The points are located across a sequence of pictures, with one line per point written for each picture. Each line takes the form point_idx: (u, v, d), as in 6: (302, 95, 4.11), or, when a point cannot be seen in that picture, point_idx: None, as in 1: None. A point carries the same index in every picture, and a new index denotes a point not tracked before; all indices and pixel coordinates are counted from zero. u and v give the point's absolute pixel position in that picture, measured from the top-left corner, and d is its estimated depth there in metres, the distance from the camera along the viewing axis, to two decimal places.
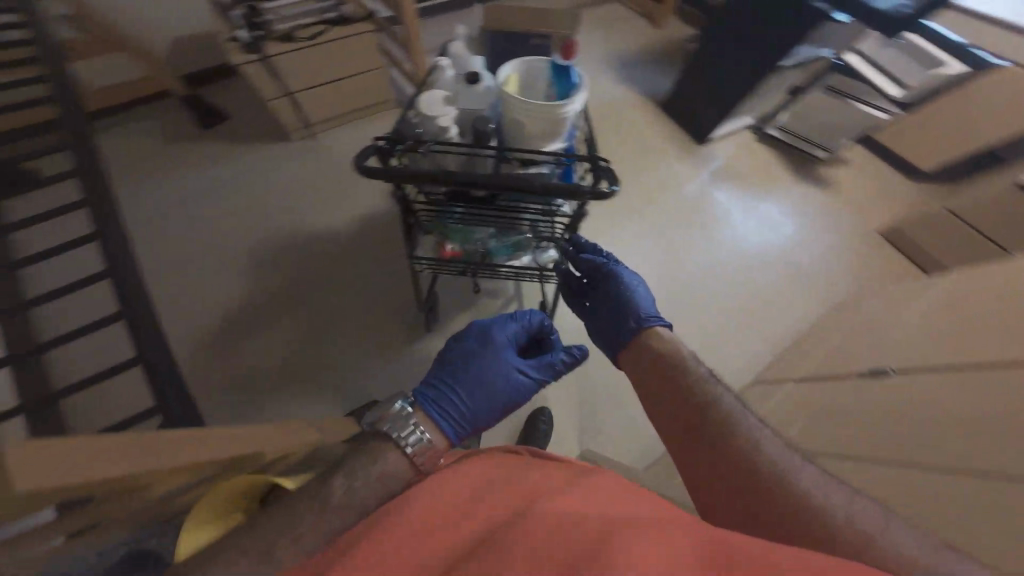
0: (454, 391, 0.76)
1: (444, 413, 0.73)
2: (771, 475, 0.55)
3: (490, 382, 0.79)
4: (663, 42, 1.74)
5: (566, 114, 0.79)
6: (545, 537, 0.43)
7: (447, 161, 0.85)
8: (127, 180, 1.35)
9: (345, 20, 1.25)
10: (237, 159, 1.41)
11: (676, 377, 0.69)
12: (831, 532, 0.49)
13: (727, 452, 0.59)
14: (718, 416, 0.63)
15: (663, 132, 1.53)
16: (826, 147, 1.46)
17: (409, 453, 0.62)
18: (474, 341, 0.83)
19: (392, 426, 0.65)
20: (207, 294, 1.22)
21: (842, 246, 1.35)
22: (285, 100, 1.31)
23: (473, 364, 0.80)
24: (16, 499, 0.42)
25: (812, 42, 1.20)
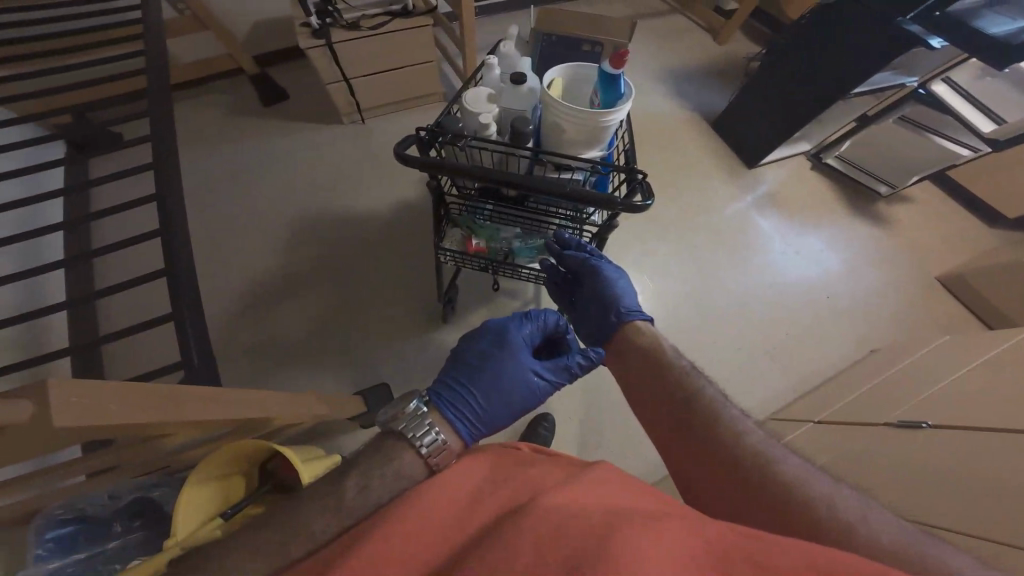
0: (469, 393, 0.71)
1: (460, 415, 0.69)
2: (755, 467, 0.53)
3: (506, 385, 0.74)
4: (719, 62, 1.72)
5: (610, 123, 0.74)
6: (547, 530, 0.41)
7: (482, 157, 0.83)
8: (190, 147, 1.40)
9: (407, 13, 1.27)
10: (284, 135, 1.45)
11: (660, 372, 0.65)
12: (816, 525, 0.47)
13: (713, 447, 0.57)
14: (698, 408, 0.60)
15: (708, 151, 1.51)
16: (892, 182, 1.39)
17: (424, 454, 0.58)
18: (490, 342, 0.77)
19: (406, 426, 0.61)
20: (241, 260, 1.25)
21: (894, 287, 1.30)
22: (343, 85, 1.35)
23: (489, 367, 0.74)
24: (51, 438, 0.42)
25: (891, 68, 1.16)
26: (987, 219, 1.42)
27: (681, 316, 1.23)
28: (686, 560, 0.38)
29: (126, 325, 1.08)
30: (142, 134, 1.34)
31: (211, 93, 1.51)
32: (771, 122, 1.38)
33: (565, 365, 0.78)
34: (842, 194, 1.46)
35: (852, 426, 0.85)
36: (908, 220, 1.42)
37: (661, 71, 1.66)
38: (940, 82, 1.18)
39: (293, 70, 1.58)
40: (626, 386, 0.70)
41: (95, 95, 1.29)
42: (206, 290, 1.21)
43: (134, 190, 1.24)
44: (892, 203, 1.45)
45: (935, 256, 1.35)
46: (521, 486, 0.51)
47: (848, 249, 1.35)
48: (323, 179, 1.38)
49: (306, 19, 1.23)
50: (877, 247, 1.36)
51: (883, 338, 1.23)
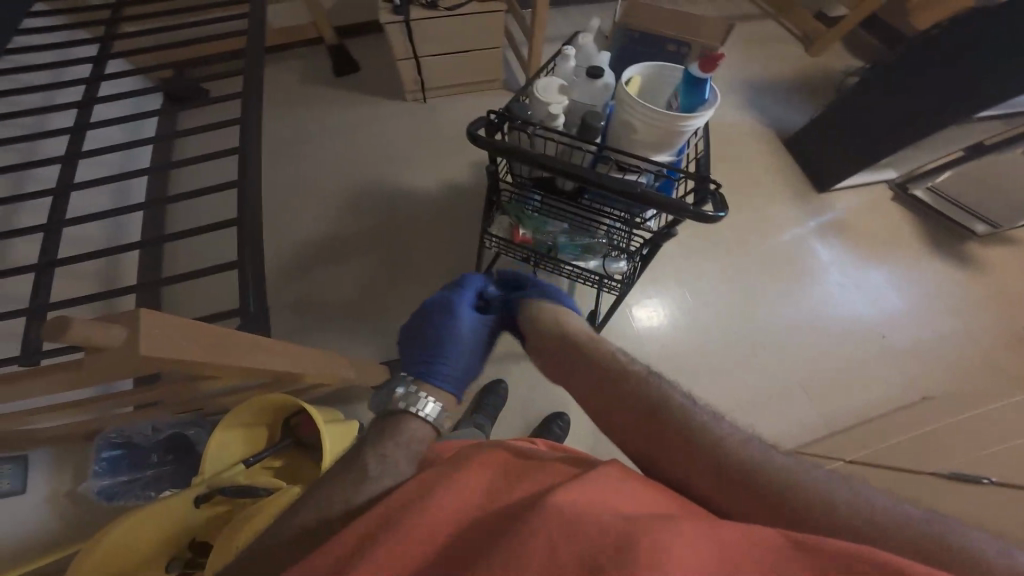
0: (443, 357, 0.75)
1: (435, 372, 0.73)
2: (738, 458, 0.50)
3: (469, 339, 0.78)
4: (802, 76, 1.63)
5: (687, 128, 0.71)
6: (562, 537, 0.38)
7: (543, 148, 0.82)
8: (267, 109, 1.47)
9: None
10: (348, 105, 1.48)
11: (619, 380, 0.65)
12: (807, 511, 0.45)
13: (690, 447, 0.53)
14: (661, 412, 0.58)
15: (775, 168, 1.45)
16: (991, 221, 1.29)
17: (432, 421, 0.66)
18: (438, 313, 0.80)
19: (405, 401, 0.67)
20: (294, 221, 1.30)
21: (963, 334, 1.21)
22: (412, 62, 1.36)
23: (446, 333, 0.77)
24: (135, 366, 0.47)
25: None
26: None
27: (725, 334, 1.20)
28: (699, 550, 0.36)
29: (192, 269, 1.14)
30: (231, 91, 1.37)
31: (288, 59, 1.57)
32: (850, 145, 1.32)
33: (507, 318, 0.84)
34: (924, 230, 1.35)
35: (898, 473, 0.77)
36: (995, 265, 1.31)
37: (742, 79, 1.60)
38: None
39: (370, 42, 1.61)
40: (584, 396, 0.68)
41: (197, 52, 1.34)
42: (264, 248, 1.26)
43: (213, 144, 1.29)
44: (986, 244, 1.34)
45: (1019, 307, 1.25)
46: (530, 486, 0.49)
47: (920, 287, 1.27)
48: (380, 153, 1.41)
49: None
50: (955, 289, 1.27)
51: (943, 385, 1.14)
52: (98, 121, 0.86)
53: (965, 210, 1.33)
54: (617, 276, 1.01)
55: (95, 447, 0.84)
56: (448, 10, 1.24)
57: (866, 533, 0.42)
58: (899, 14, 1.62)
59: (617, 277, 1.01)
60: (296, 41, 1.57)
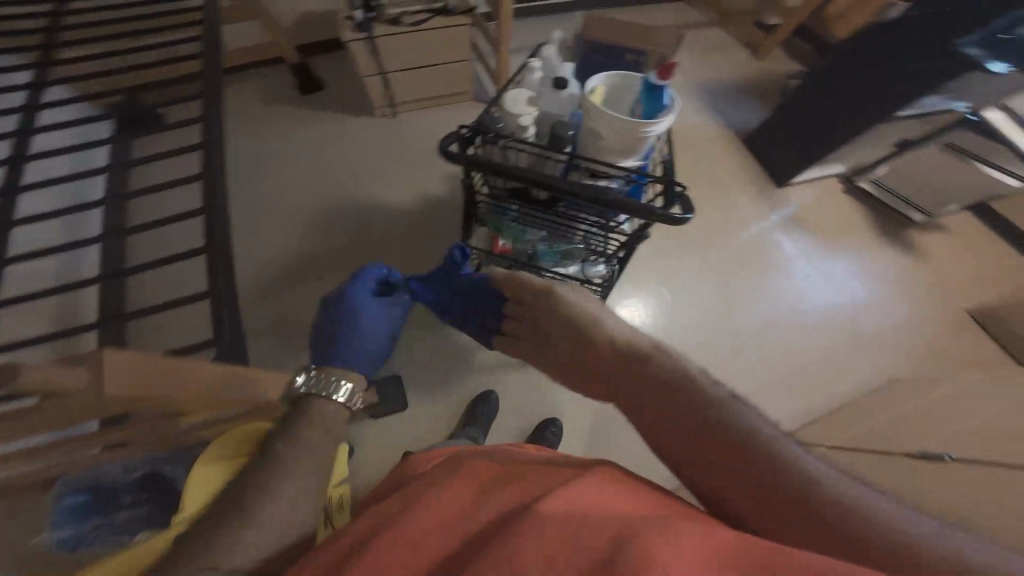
0: (350, 343, 0.87)
1: (354, 355, 0.87)
2: (783, 476, 0.44)
3: (368, 325, 0.89)
4: (755, 78, 1.71)
5: (650, 134, 0.73)
6: (556, 542, 0.39)
7: (515, 159, 0.83)
8: (231, 129, 1.44)
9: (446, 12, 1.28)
10: (317, 123, 1.47)
11: (658, 376, 0.56)
12: (865, 533, 0.40)
13: (733, 459, 0.47)
14: (717, 414, 0.49)
15: (736, 166, 1.51)
16: (925, 211, 1.38)
17: (346, 402, 0.76)
18: (340, 307, 0.89)
19: (318, 385, 0.74)
20: (266, 243, 1.27)
21: (920, 317, 1.28)
22: (379, 78, 1.36)
23: (349, 321, 0.88)
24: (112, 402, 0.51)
25: (942, 96, 1.13)
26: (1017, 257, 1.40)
27: (701, 331, 1.23)
28: (687, 551, 0.36)
29: (159, 301, 1.10)
30: (191, 115, 1.34)
31: (251, 78, 1.54)
32: (803, 142, 1.38)
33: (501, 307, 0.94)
34: (876, 219, 1.43)
35: (874, 456, 0.80)
36: (941, 249, 1.39)
37: (696, 85, 1.66)
38: (993, 109, 1.17)
39: (334, 59, 1.60)
40: (615, 391, 0.62)
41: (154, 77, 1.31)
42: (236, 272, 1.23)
43: (175, 169, 1.25)
44: (932, 230, 1.42)
45: (968, 288, 1.33)
46: (525, 489, 0.49)
47: (873, 277, 1.33)
48: (350, 170, 1.40)
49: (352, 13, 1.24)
50: (909, 274, 1.34)
51: (900, 370, 1.21)
52: (47, 153, 0.83)
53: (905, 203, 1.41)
54: (597, 279, 1.04)
55: (57, 496, 0.79)
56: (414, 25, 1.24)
57: (913, 554, 0.38)
58: (823, 23, 1.71)
59: (597, 280, 1.05)
60: (257, 60, 1.53)
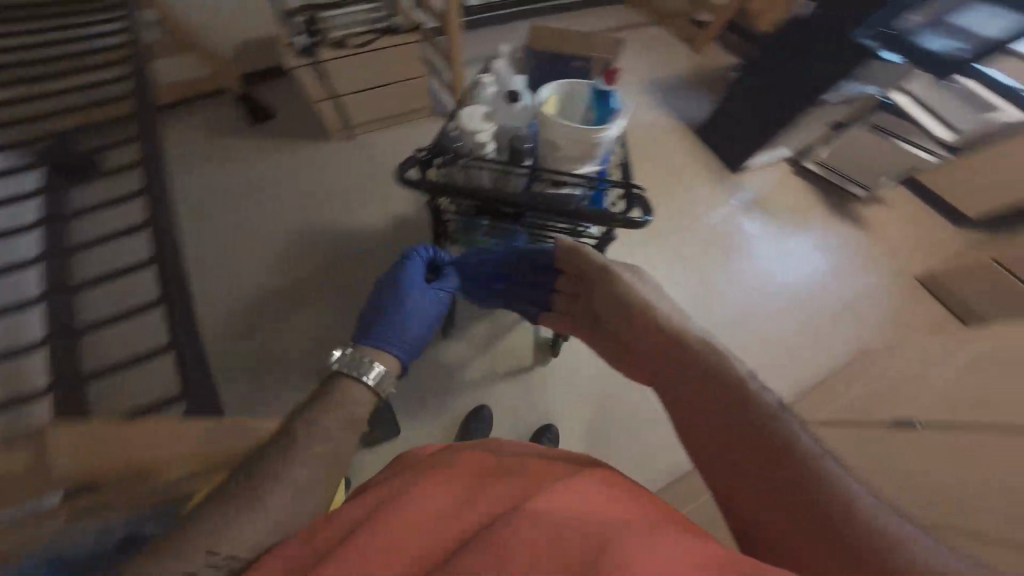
0: (391, 327, 0.81)
1: (391, 340, 0.80)
2: (817, 485, 0.40)
3: (412, 308, 0.83)
4: (700, 72, 1.78)
5: (602, 139, 0.74)
6: (546, 547, 0.38)
7: (479, 177, 0.83)
8: (177, 168, 1.38)
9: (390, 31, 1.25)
10: (272, 152, 1.43)
11: (705, 374, 0.49)
12: (875, 549, 0.36)
13: (761, 460, 0.43)
14: (747, 410, 0.45)
15: (693, 157, 1.56)
16: (864, 185, 1.45)
17: (373, 385, 0.70)
18: (386, 292, 0.85)
19: (347, 365, 0.71)
20: (231, 282, 1.23)
21: (877, 287, 1.35)
22: (331, 102, 1.34)
23: (393, 306, 0.83)
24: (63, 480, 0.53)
25: (858, 79, 1.22)
26: (955, 219, 1.50)
27: None
28: (688, 553, 0.38)
29: (121, 358, 1.05)
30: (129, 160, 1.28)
31: (195, 112, 1.49)
32: (749, 131, 1.44)
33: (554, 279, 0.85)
34: (826, 197, 1.51)
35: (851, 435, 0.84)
36: (887, 220, 1.48)
37: (642, 84, 1.71)
38: (898, 94, 1.34)
39: (282, 86, 1.57)
40: (653, 377, 0.57)
41: None
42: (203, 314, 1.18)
43: (121, 219, 1.20)
44: (875, 203, 1.52)
45: (916, 254, 1.42)
46: (515, 485, 0.47)
47: (831, 252, 1.40)
48: (313, 196, 1.37)
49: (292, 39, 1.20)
50: (862, 247, 1.42)
51: (867, 339, 1.26)
52: None
53: (848, 178, 1.47)
54: None
55: None
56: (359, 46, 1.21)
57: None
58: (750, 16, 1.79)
59: None
60: (196, 92, 1.49)
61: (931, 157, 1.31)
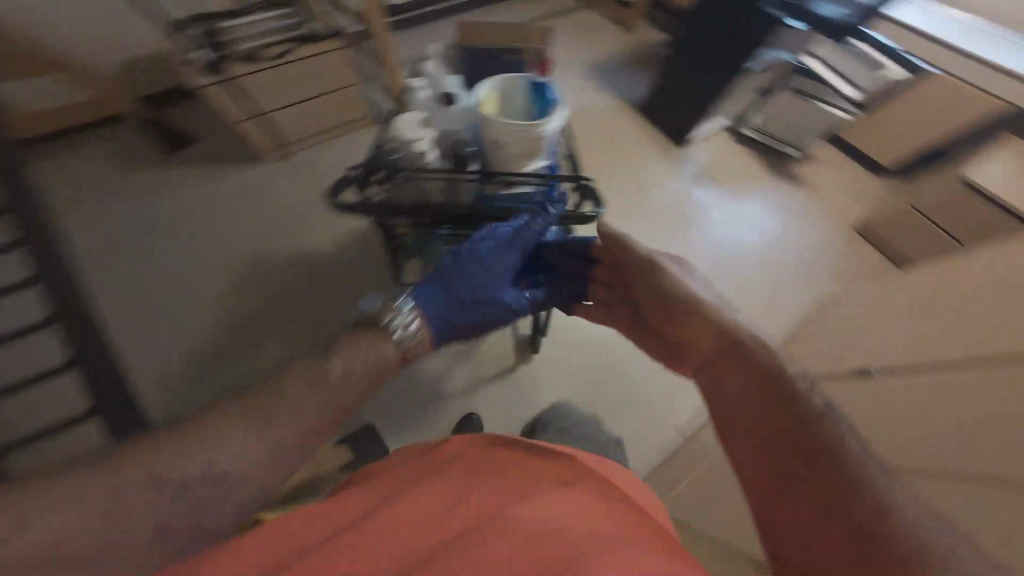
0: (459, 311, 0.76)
1: (448, 319, 0.75)
2: (844, 479, 0.38)
3: (495, 302, 0.78)
4: (634, 50, 1.80)
5: (547, 132, 0.73)
6: (523, 540, 0.40)
7: (426, 187, 0.80)
8: (81, 209, 1.26)
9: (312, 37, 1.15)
10: (195, 181, 1.33)
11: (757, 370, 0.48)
12: (894, 546, 0.34)
13: (790, 452, 0.42)
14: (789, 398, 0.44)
15: (637, 136, 1.58)
16: (795, 145, 1.54)
17: (399, 342, 0.67)
18: (475, 269, 0.76)
19: (392, 317, 0.68)
20: (164, 326, 1.13)
21: (819, 241, 1.43)
22: (257, 120, 1.24)
23: (481, 294, 0.76)
24: None
25: (775, 48, 1.29)
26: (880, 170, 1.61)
27: None
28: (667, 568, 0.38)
29: (41, 428, 0.98)
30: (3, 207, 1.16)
31: (98, 145, 1.36)
32: (685, 105, 1.48)
33: (590, 269, 0.85)
34: (764, 160, 1.58)
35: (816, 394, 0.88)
36: (820, 177, 1.57)
37: (579, 66, 1.71)
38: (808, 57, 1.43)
39: (195, 107, 1.46)
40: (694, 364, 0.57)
41: None
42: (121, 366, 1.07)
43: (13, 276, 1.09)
44: (808, 161, 1.60)
45: (849, 206, 1.50)
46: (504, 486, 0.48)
47: (776, 214, 1.47)
48: (250, 225, 1.28)
49: (193, 54, 1.07)
50: (801, 204, 1.50)
51: (818, 291, 1.32)
52: None
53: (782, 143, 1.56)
54: None
55: None
56: (270, 60, 1.12)
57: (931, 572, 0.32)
58: None
59: None
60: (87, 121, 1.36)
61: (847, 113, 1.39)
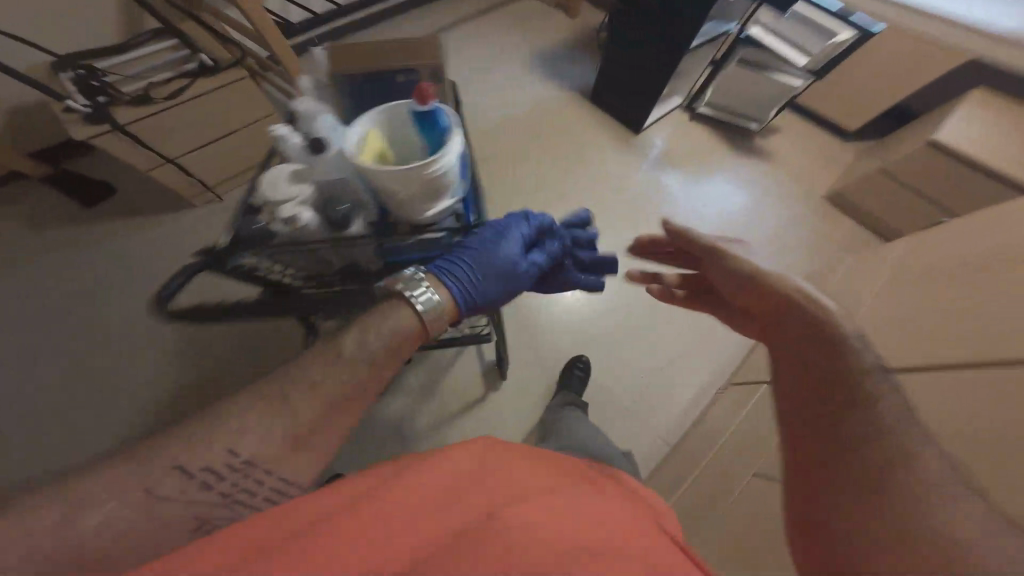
0: (479, 278, 0.64)
1: (466, 284, 0.63)
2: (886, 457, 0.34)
3: (510, 274, 0.67)
4: (579, 36, 1.73)
5: (446, 169, 0.59)
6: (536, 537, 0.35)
7: (300, 258, 0.63)
8: None
9: (210, 70, 1.00)
10: (117, 237, 1.22)
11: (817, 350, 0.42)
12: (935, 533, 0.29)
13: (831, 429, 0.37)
14: (837, 396, 0.39)
15: (593, 126, 1.51)
16: (757, 118, 1.48)
17: (423, 314, 0.56)
18: (491, 232, 0.69)
19: (405, 286, 0.57)
20: (101, 403, 1.02)
21: (793, 218, 1.38)
22: (169, 166, 1.09)
23: (497, 260, 0.66)
24: None
25: (717, 18, 1.21)
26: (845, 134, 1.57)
27: (621, 302, 1.25)
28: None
29: None
30: None
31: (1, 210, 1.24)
32: (636, 88, 1.40)
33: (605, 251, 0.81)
34: (722, 136, 1.53)
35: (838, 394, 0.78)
36: (783, 147, 1.53)
37: (524, 60, 1.63)
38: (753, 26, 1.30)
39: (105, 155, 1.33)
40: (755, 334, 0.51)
41: None
42: (66, 408, 1.01)
43: None
44: (768, 132, 1.56)
45: (817, 176, 1.47)
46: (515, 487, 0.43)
47: (743, 192, 1.42)
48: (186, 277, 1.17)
49: (69, 101, 0.92)
50: (766, 177, 1.45)
51: (799, 268, 1.28)
52: None
53: (740, 117, 1.51)
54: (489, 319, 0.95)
55: None
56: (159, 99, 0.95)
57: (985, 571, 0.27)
58: None
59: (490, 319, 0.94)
60: None
61: (799, 79, 1.30)
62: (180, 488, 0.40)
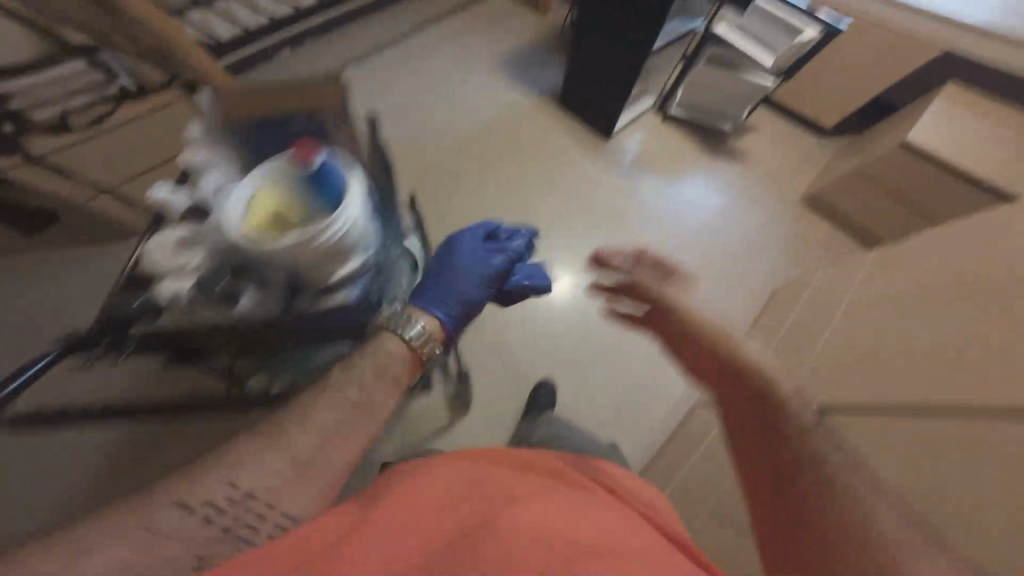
0: (456, 298, 0.69)
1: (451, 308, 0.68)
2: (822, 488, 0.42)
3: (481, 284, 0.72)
4: (550, 37, 1.68)
5: (337, 234, 0.54)
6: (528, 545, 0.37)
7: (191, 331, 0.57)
8: None
9: (139, 92, 0.93)
10: (65, 266, 1.15)
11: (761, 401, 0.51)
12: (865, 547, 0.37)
13: (779, 464, 0.46)
14: (780, 453, 0.46)
15: (565, 132, 1.47)
16: (731, 119, 1.45)
17: (416, 343, 0.60)
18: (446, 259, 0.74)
19: (394, 325, 0.61)
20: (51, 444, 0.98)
21: (768, 219, 1.35)
22: (108, 196, 1.03)
23: (462, 279, 0.71)
24: None
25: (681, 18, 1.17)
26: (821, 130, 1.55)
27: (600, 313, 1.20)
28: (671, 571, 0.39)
29: None
30: None
31: None
32: (606, 90, 1.35)
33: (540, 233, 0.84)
34: (696, 137, 1.50)
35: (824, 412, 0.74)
36: (758, 145, 1.51)
37: (493, 64, 1.58)
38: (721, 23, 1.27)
39: None
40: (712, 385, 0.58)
41: None
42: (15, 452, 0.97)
43: None
44: (743, 129, 1.53)
45: (791, 174, 1.45)
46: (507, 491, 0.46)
47: (719, 194, 1.39)
48: None
49: None
50: (741, 177, 1.43)
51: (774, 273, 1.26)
52: None
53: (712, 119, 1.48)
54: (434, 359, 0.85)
55: None
56: (89, 127, 0.89)
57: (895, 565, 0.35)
58: None
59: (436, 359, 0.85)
60: None
61: (765, 79, 1.28)
62: (179, 521, 0.40)
